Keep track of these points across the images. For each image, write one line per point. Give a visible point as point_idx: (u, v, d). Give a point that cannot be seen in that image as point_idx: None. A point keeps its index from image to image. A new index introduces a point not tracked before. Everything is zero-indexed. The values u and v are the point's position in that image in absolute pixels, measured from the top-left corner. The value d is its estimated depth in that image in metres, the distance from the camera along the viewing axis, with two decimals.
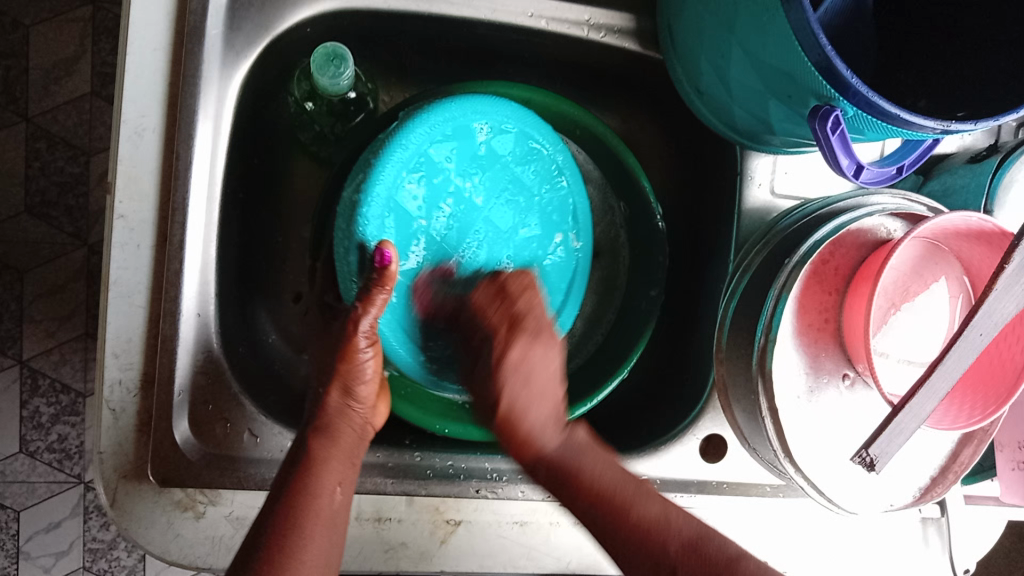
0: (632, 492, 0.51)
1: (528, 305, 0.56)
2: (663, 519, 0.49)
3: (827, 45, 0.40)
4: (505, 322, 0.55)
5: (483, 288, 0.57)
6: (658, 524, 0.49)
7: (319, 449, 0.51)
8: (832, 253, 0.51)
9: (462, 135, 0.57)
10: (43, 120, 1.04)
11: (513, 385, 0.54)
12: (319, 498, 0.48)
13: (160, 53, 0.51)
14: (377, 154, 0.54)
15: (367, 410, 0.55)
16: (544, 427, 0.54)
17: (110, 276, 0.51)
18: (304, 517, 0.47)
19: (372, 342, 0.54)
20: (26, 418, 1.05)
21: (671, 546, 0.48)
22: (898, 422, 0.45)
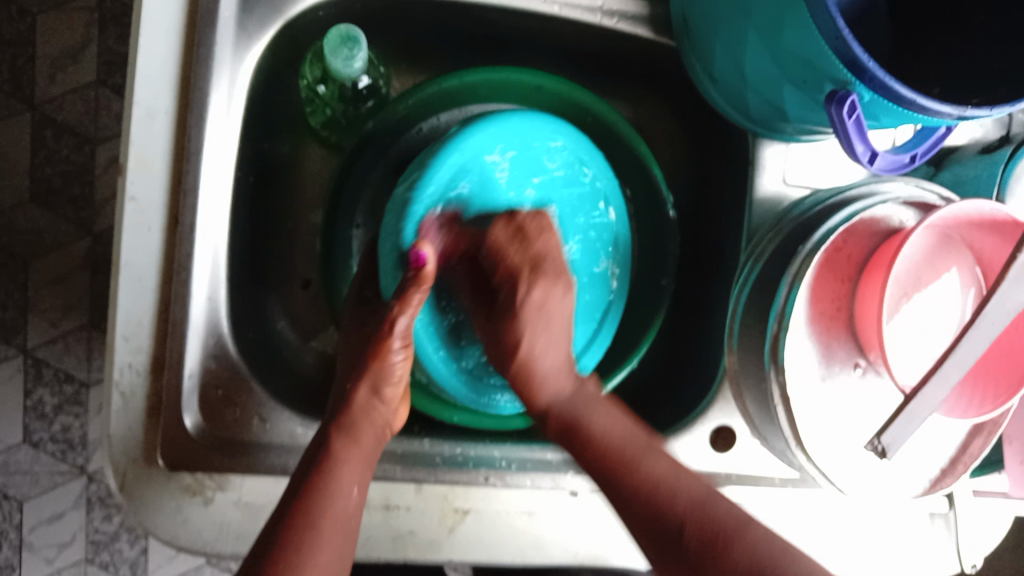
0: (640, 449, 0.50)
1: (546, 246, 0.55)
2: (668, 480, 0.48)
3: (845, 28, 0.40)
4: (527, 265, 0.54)
5: (501, 226, 0.54)
6: (668, 480, 0.48)
7: (340, 449, 0.50)
8: (846, 240, 0.51)
9: (519, 148, 0.57)
10: (49, 109, 1.04)
11: (534, 324, 0.54)
12: (336, 499, 0.47)
13: (173, 35, 0.51)
14: (434, 155, 0.53)
15: (389, 410, 0.55)
16: (554, 375, 0.54)
17: (121, 258, 0.51)
18: (317, 520, 0.46)
19: (404, 342, 0.55)
20: (30, 408, 1.05)
21: (678, 506, 0.47)
22: (911, 410, 0.44)
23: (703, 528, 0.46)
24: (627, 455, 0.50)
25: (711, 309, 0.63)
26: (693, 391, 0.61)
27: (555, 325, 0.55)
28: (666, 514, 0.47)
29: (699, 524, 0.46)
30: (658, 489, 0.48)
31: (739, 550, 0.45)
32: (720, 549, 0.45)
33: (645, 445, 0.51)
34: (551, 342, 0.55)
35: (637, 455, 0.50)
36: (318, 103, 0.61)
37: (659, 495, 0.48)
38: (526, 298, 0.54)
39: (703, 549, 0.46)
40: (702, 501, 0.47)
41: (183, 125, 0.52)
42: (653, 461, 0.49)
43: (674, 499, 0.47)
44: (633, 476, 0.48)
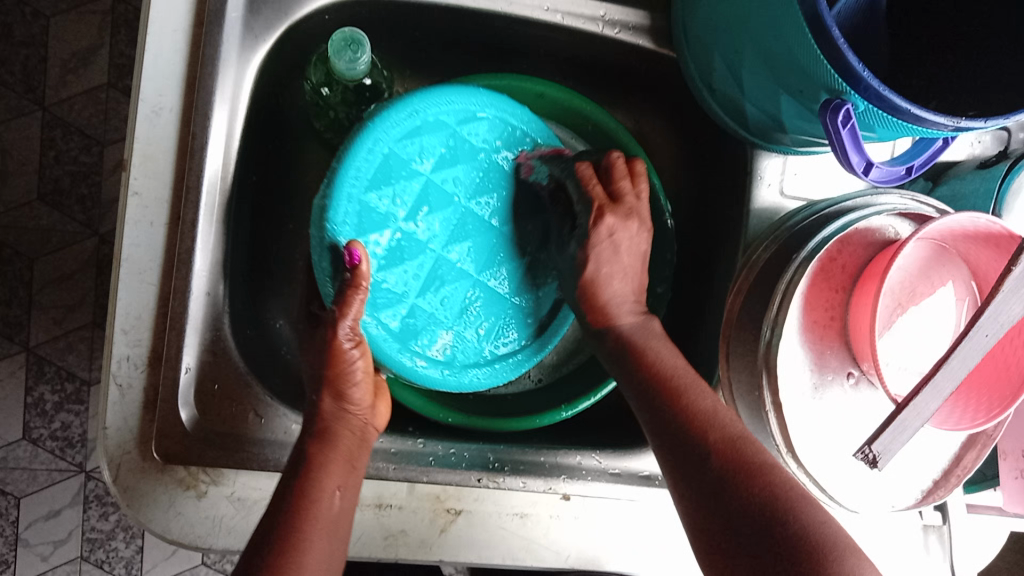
0: (690, 377, 0.50)
1: (634, 193, 0.55)
2: (713, 412, 0.48)
3: (840, 38, 0.40)
4: (604, 199, 0.54)
5: (586, 165, 0.56)
6: (705, 414, 0.48)
7: (317, 453, 0.49)
8: (840, 251, 0.51)
9: (438, 130, 0.54)
10: (59, 109, 1.05)
11: (610, 265, 0.54)
12: (319, 501, 0.47)
13: (180, 34, 0.52)
14: (341, 158, 0.51)
15: (366, 410, 0.53)
16: (622, 301, 0.54)
17: (123, 253, 0.51)
18: (306, 524, 0.46)
19: (357, 341, 0.52)
20: (30, 405, 1.05)
21: (711, 436, 0.46)
22: (902, 420, 0.45)
23: (703, 420, 0.47)
24: (648, 344, 0.52)
25: (707, 318, 0.63)
26: None
27: (625, 258, 0.54)
28: (721, 473, 0.45)
29: (731, 458, 0.45)
30: (699, 424, 0.47)
31: (752, 451, 0.45)
32: (781, 507, 0.42)
33: (695, 383, 0.50)
34: (622, 271, 0.54)
35: (651, 346, 0.52)
36: (322, 104, 0.60)
37: (703, 424, 0.47)
38: (597, 230, 0.53)
39: (733, 465, 0.45)
40: (733, 437, 0.46)
41: (187, 122, 0.52)
42: (659, 348, 0.52)
43: (708, 432, 0.47)
44: (690, 406, 0.48)
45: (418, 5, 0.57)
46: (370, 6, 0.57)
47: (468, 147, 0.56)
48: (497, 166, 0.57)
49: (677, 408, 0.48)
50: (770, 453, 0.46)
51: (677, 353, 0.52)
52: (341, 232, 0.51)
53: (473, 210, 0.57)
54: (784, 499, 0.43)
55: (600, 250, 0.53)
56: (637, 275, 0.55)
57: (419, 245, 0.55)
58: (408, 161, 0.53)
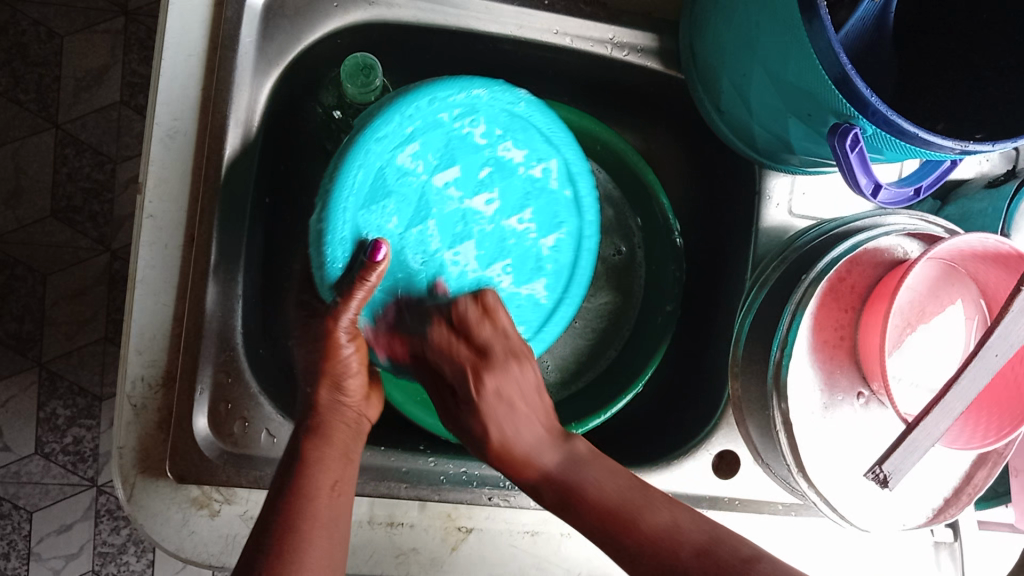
0: (641, 501, 0.48)
1: (495, 331, 0.54)
2: (672, 530, 0.47)
3: (848, 64, 0.41)
4: (472, 360, 0.54)
5: (467, 303, 0.54)
6: (665, 535, 0.46)
7: (312, 450, 0.49)
8: (850, 271, 0.52)
9: (432, 127, 0.53)
10: (73, 127, 1.06)
11: (500, 416, 0.53)
12: (315, 500, 0.47)
13: (195, 59, 0.53)
14: (337, 167, 0.48)
15: (358, 403, 0.54)
16: (541, 446, 0.52)
17: (138, 274, 0.52)
18: (301, 523, 0.46)
19: (354, 336, 0.52)
20: (43, 420, 1.06)
21: (682, 553, 0.45)
22: (912, 441, 0.45)
23: (603, 516, 0.48)
24: (576, 479, 0.50)
25: (716, 335, 0.63)
26: (697, 416, 0.62)
27: (518, 411, 0.53)
28: (667, 560, 0.45)
29: (706, 556, 0.45)
30: (625, 517, 0.47)
31: (686, 538, 0.46)
32: (743, 569, 0.44)
33: (643, 489, 0.49)
34: (518, 420, 0.53)
35: (574, 477, 0.50)
36: (336, 125, 0.62)
37: (659, 546, 0.46)
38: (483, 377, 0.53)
39: (708, 573, 0.44)
40: (705, 529, 0.47)
41: (201, 146, 0.53)
42: (591, 471, 0.50)
43: (641, 526, 0.47)
44: (562, 486, 0.50)
45: (428, 28, 0.57)
46: (382, 30, 0.58)
47: (465, 142, 0.55)
48: (504, 162, 0.57)
49: (584, 511, 0.49)
50: (756, 545, 0.46)
51: (618, 469, 0.50)
52: (332, 257, 0.49)
53: (499, 219, 0.57)
54: (738, 566, 0.44)
55: (500, 415, 0.53)
56: (528, 416, 0.53)
57: (434, 255, 0.54)
58: (404, 168, 0.52)
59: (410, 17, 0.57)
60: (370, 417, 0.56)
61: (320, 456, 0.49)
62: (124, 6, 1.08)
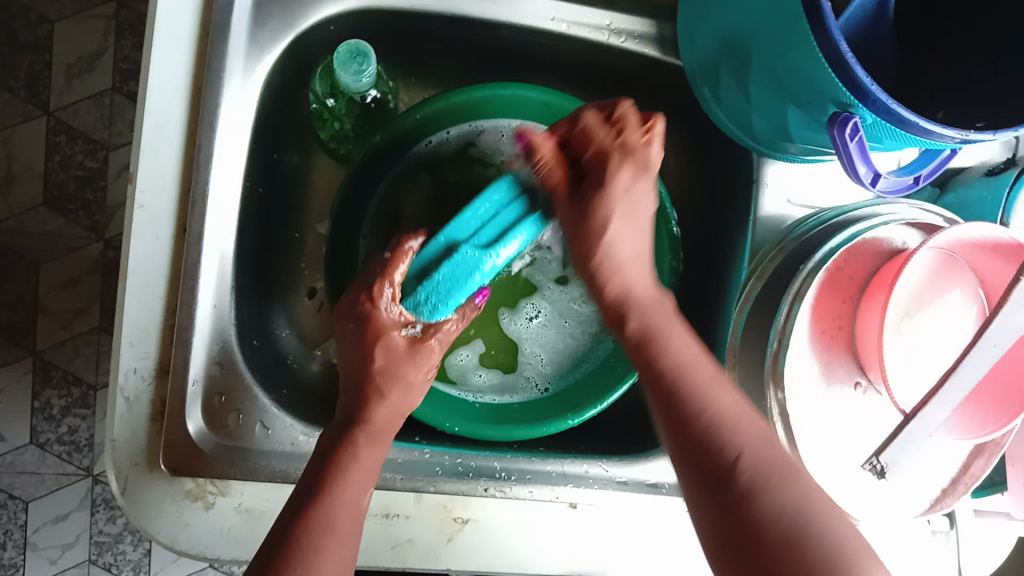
0: (707, 377, 0.43)
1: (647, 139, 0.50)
2: (738, 440, 0.41)
3: (848, 50, 0.40)
4: (610, 138, 0.50)
5: (591, 114, 0.51)
6: (733, 416, 0.42)
7: (347, 450, 0.48)
8: (847, 261, 0.52)
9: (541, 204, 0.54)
10: (64, 114, 1.05)
11: (616, 271, 0.49)
12: (339, 503, 0.45)
13: (185, 47, 0.52)
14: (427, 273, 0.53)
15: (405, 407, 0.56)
16: (631, 263, 0.49)
17: (129, 265, 0.52)
18: (330, 529, 0.44)
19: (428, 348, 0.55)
20: (38, 409, 1.06)
21: (723, 398, 0.42)
22: (910, 431, 0.45)
23: (677, 375, 0.43)
24: (657, 328, 0.46)
25: (711, 326, 0.63)
26: None
27: (627, 243, 0.49)
28: (714, 461, 0.41)
29: (753, 435, 0.41)
30: (706, 422, 0.42)
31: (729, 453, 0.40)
32: (756, 525, 0.39)
33: (711, 380, 0.43)
34: (635, 230, 0.50)
35: (659, 342, 0.45)
36: (327, 116, 0.60)
37: (712, 440, 0.41)
38: (616, 180, 0.49)
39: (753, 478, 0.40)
40: (771, 456, 0.40)
41: (192, 134, 0.52)
42: (677, 347, 0.45)
43: (709, 400, 0.42)
44: (655, 361, 0.45)
45: (421, 15, 0.57)
46: (374, 16, 0.57)
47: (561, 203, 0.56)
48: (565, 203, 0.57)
49: (648, 367, 0.45)
50: (819, 486, 0.40)
51: (693, 339, 0.46)
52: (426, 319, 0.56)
53: None
54: (789, 534, 0.38)
55: (623, 201, 0.49)
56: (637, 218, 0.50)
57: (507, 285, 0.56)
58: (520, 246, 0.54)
59: (404, 3, 0.56)
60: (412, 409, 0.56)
61: (356, 456, 0.48)
62: None
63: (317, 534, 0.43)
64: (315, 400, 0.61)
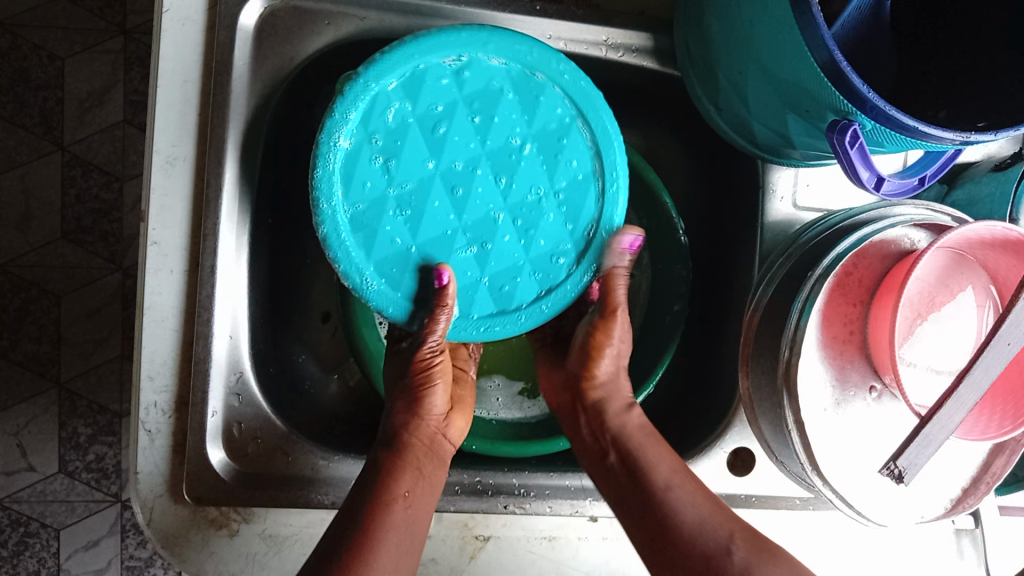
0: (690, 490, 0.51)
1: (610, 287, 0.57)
2: (703, 526, 0.48)
3: (842, 59, 0.40)
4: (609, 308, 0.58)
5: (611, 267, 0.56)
6: (696, 528, 0.48)
7: (388, 463, 0.52)
8: (856, 265, 0.51)
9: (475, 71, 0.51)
10: (78, 148, 1.07)
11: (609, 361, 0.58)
12: (392, 508, 0.48)
13: (190, 85, 0.53)
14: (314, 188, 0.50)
15: (439, 421, 0.56)
16: (613, 395, 0.58)
17: (145, 302, 0.53)
18: (380, 532, 0.47)
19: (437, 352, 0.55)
20: (65, 439, 1.07)
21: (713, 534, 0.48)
22: (926, 434, 0.45)
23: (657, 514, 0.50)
24: (641, 457, 0.53)
25: (724, 333, 0.63)
26: (710, 414, 0.61)
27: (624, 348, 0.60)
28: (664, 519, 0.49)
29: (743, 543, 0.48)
30: (662, 514, 0.49)
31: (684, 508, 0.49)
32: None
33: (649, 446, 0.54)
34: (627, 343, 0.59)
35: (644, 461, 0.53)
36: None
37: (685, 535, 0.48)
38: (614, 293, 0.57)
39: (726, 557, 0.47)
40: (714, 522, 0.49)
41: (201, 170, 0.53)
42: (662, 463, 0.53)
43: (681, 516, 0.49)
44: (640, 476, 0.52)
45: None
46: (374, 43, 0.58)
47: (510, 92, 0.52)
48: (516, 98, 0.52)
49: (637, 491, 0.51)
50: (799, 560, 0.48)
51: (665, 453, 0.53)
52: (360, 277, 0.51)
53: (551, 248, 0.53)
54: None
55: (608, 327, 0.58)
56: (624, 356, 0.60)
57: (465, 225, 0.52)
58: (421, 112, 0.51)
59: (403, 30, 0.57)
60: (461, 438, 0.58)
61: (404, 460, 0.52)
62: (122, 25, 1.09)
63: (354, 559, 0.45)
64: (332, 424, 0.62)
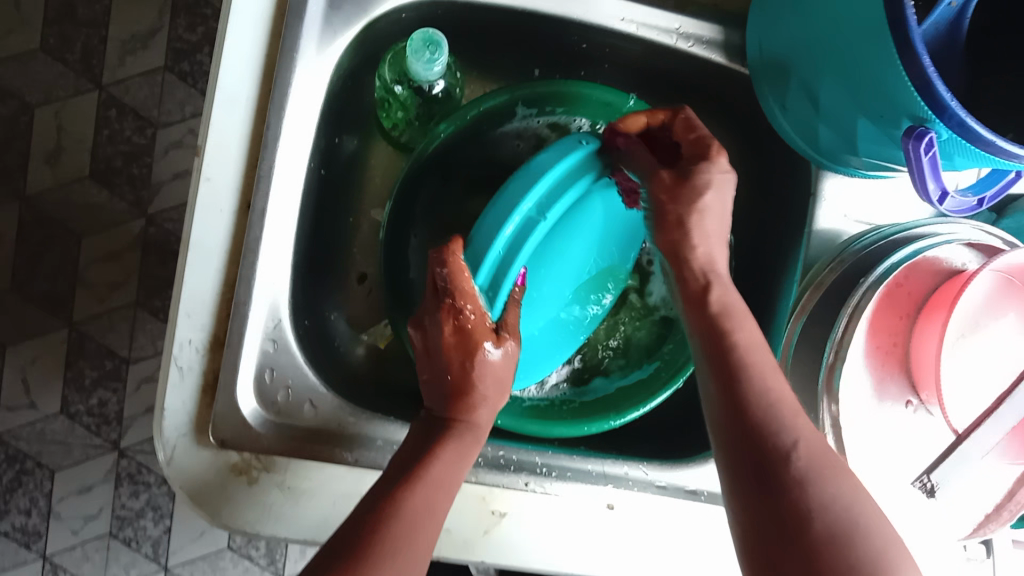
0: (790, 415, 0.45)
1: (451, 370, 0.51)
2: (796, 427, 0.44)
3: (930, 65, 0.40)
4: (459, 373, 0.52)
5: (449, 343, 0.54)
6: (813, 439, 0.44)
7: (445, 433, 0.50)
8: (907, 276, 0.52)
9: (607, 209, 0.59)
10: (116, 90, 1.07)
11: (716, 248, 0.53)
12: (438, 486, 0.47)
13: (261, 24, 0.52)
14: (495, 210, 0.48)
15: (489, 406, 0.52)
16: (776, 397, 0.46)
17: (191, 237, 0.52)
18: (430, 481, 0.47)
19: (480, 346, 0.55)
20: (70, 380, 1.07)
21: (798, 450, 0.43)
22: (962, 450, 0.49)
23: (768, 422, 0.44)
24: (745, 377, 0.46)
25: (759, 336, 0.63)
26: None
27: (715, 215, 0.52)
28: (771, 441, 0.44)
29: (813, 453, 0.43)
30: (762, 405, 0.45)
31: (800, 459, 0.43)
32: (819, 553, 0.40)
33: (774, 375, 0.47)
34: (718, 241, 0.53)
35: (786, 410, 0.45)
36: (392, 102, 0.62)
37: (762, 421, 0.44)
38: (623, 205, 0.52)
39: (807, 469, 0.42)
40: (802, 417, 0.45)
41: (262, 111, 0.53)
42: (769, 376, 0.47)
43: (787, 433, 0.44)
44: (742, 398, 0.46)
45: (493, 8, 0.58)
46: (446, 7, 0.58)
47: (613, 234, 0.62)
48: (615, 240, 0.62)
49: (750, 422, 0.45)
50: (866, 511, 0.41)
51: (807, 429, 0.44)
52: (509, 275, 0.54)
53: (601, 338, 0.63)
54: (834, 530, 0.40)
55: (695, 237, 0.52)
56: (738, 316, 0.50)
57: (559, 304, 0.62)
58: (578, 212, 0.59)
59: None
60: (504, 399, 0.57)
61: (455, 450, 0.50)
62: None
63: (420, 514, 0.46)
64: (359, 384, 0.61)
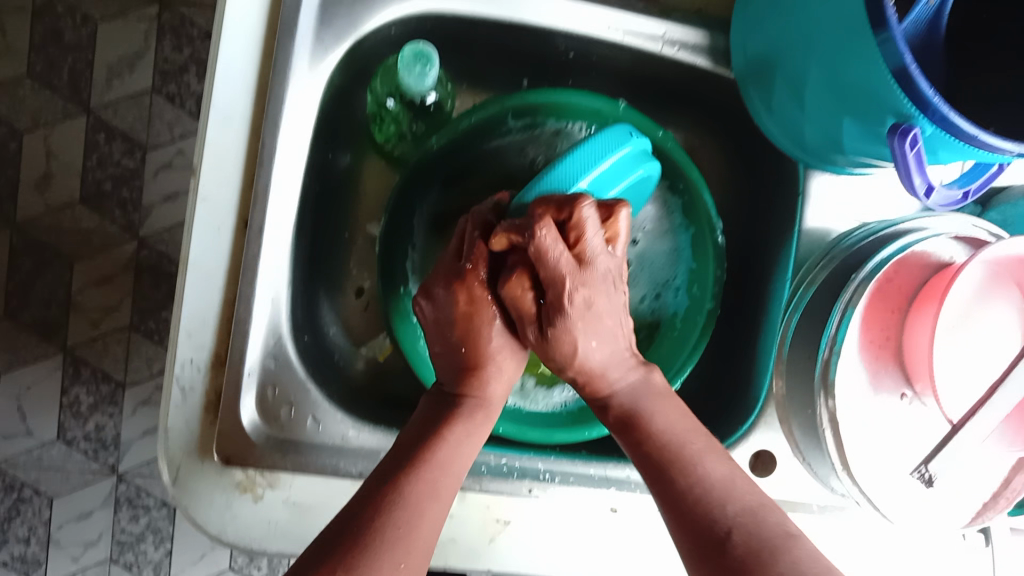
0: (700, 447, 0.48)
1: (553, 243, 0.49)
2: (727, 483, 0.46)
3: (912, 61, 0.41)
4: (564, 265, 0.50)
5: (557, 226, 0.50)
6: (723, 487, 0.45)
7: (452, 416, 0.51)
8: (897, 271, 0.53)
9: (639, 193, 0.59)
10: (103, 114, 1.07)
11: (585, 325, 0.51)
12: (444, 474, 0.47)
13: (252, 43, 0.53)
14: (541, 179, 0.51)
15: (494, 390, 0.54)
16: (674, 431, 0.49)
17: (190, 257, 0.52)
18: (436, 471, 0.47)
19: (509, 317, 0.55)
20: (66, 406, 1.07)
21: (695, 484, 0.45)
22: (959, 440, 0.48)
23: (670, 453, 0.47)
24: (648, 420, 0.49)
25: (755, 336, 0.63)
26: (738, 413, 0.61)
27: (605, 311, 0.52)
28: (671, 487, 0.46)
29: (663, 456, 0.47)
30: (653, 432, 0.49)
31: (692, 477, 0.46)
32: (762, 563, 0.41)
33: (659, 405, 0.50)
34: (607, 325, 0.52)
35: (637, 418, 0.50)
36: (385, 117, 0.62)
37: (697, 473, 0.46)
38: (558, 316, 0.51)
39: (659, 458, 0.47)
40: (684, 453, 0.47)
41: (256, 130, 0.53)
42: (659, 415, 0.50)
43: (656, 436, 0.48)
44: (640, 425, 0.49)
45: (481, 20, 0.58)
46: (435, 20, 0.59)
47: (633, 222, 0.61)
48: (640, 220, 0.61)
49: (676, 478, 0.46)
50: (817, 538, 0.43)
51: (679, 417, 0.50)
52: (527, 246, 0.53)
53: None
54: (754, 546, 0.42)
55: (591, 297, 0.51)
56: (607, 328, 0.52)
57: None
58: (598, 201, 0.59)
59: (464, 9, 0.57)
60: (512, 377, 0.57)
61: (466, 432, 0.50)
62: None
63: (424, 495, 0.46)
64: (360, 397, 0.61)
